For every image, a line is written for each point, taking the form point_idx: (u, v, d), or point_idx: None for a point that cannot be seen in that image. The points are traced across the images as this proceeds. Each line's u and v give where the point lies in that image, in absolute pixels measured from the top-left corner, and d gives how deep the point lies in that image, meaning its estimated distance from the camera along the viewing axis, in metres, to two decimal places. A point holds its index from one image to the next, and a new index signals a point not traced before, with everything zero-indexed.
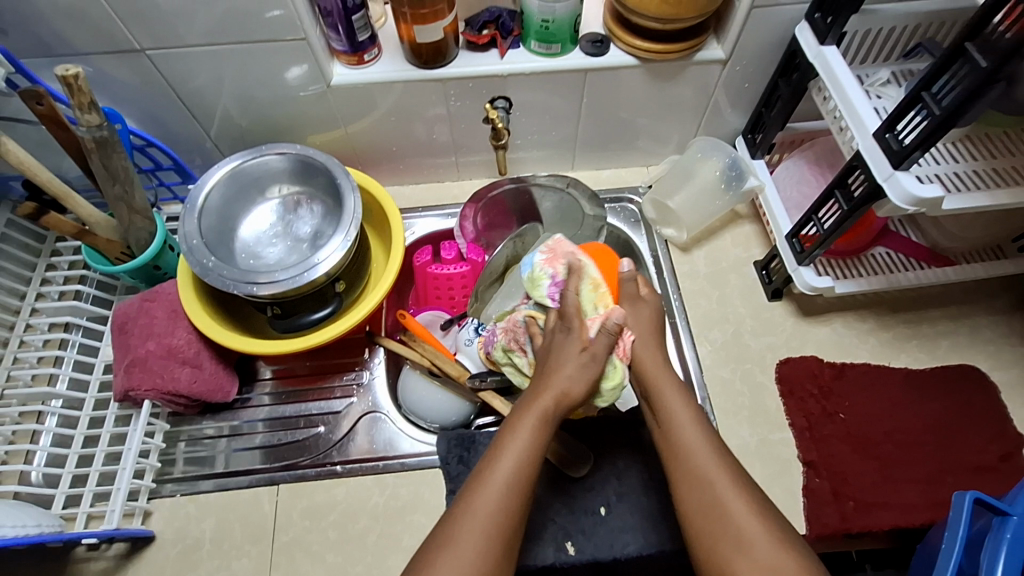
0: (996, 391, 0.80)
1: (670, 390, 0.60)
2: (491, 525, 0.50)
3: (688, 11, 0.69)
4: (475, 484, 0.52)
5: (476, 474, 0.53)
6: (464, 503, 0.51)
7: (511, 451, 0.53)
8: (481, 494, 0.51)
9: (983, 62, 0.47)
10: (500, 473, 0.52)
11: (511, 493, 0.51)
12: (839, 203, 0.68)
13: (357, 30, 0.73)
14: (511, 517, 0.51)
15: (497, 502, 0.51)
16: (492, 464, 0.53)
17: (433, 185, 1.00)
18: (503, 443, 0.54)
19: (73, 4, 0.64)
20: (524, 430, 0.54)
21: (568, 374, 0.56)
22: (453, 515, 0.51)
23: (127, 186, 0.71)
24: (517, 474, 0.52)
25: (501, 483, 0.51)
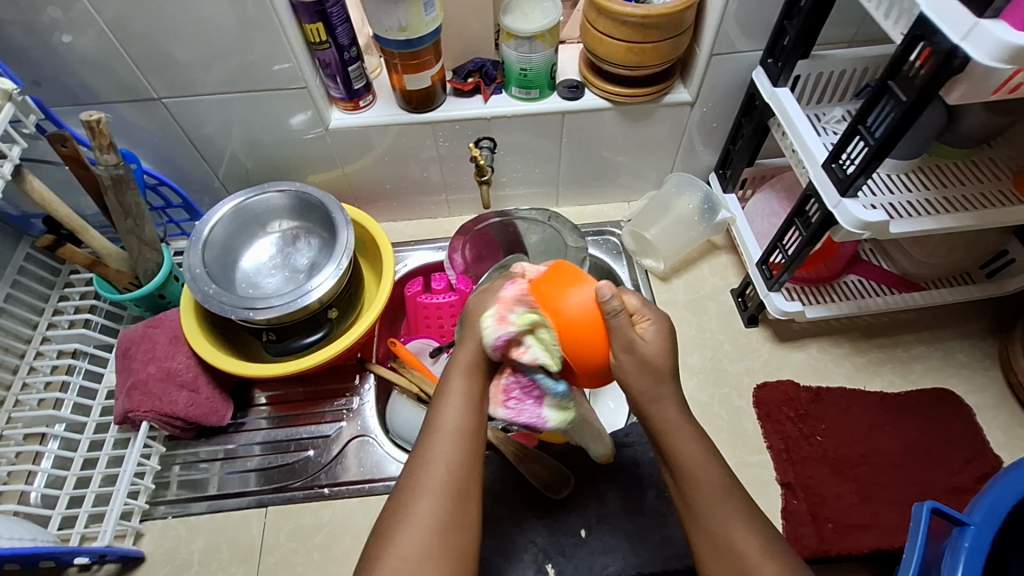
0: (971, 414, 0.82)
1: (666, 403, 0.57)
2: (447, 478, 0.54)
3: (653, 60, 0.76)
4: (425, 446, 0.56)
5: (423, 438, 0.57)
6: (416, 463, 0.55)
7: (452, 406, 0.58)
8: (433, 453, 0.55)
9: (904, 97, 0.51)
10: (446, 429, 0.56)
11: (462, 443, 0.56)
12: (799, 230, 0.73)
13: (353, 79, 0.81)
14: (463, 462, 0.55)
15: (448, 455, 0.55)
16: (437, 425, 0.57)
17: (426, 221, 1.06)
18: (443, 403, 0.58)
19: (101, 60, 0.72)
20: (460, 383, 0.59)
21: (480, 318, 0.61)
22: (410, 481, 0.54)
23: (138, 221, 0.76)
24: (461, 425, 0.57)
25: (450, 438, 0.56)
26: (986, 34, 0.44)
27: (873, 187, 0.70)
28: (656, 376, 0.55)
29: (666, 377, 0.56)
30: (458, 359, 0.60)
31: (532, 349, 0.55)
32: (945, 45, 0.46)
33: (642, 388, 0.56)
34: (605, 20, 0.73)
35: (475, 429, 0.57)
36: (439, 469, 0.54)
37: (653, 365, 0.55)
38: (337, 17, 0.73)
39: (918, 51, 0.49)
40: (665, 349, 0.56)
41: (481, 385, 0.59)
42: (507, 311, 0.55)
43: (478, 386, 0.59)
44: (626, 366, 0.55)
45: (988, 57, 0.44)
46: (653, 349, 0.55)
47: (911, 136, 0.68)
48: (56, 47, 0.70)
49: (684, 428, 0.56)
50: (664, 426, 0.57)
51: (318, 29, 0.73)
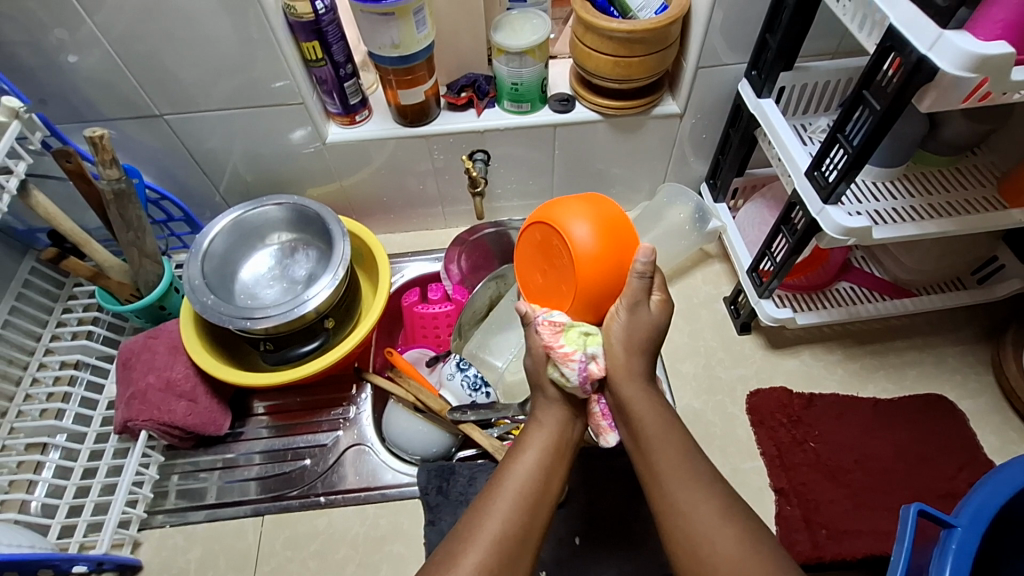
0: (965, 419, 0.83)
1: (636, 380, 0.57)
2: (505, 531, 0.51)
3: (641, 73, 0.78)
4: (490, 495, 0.54)
5: (490, 486, 0.55)
6: (476, 514, 0.52)
7: (522, 464, 0.56)
8: (497, 503, 0.53)
9: (878, 105, 0.54)
10: (512, 486, 0.54)
11: (525, 503, 0.53)
12: (786, 237, 0.75)
13: (349, 95, 0.83)
14: (526, 522, 0.52)
15: (513, 507, 0.52)
16: (507, 474, 0.55)
17: (423, 232, 1.08)
18: (518, 454, 0.57)
19: (105, 78, 0.74)
20: (538, 439, 0.58)
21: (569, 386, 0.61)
22: (468, 525, 0.52)
23: (140, 233, 0.78)
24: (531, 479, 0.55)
25: (517, 491, 0.53)
26: (950, 44, 0.46)
27: (859, 195, 0.71)
28: (631, 347, 0.57)
29: (644, 352, 0.58)
30: (538, 416, 0.60)
31: (599, 354, 0.58)
32: (913, 54, 0.49)
33: (618, 351, 0.57)
34: (593, 35, 0.75)
35: (540, 495, 0.54)
36: (501, 521, 0.51)
37: (636, 330, 0.58)
38: (333, 35, 0.75)
39: (890, 61, 0.52)
40: (659, 320, 0.59)
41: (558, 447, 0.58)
42: (558, 348, 0.58)
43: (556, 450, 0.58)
44: (618, 326, 0.58)
45: (953, 66, 0.47)
46: (642, 313, 0.58)
47: (894, 144, 0.69)
48: (62, 67, 0.72)
49: (648, 402, 0.57)
50: (629, 399, 0.57)
51: (314, 47, 0.76)
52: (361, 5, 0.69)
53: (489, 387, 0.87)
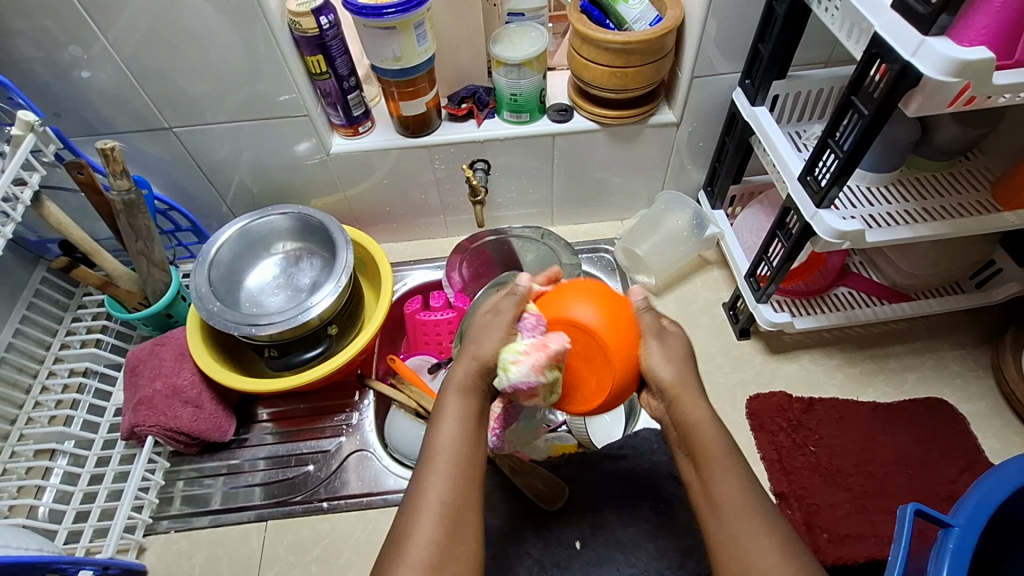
0: (966, 423, 0.83)
1: (696, 396, 0.57)
2: (444, 508, 0.49)
3: (637, 83, 0.79)
4: (422, 475, 0.51)
5: (420, 464, 0.53)
6: (415, 491, 0.51)
7: (449, 427, 0.54)
8: (430, 480, 0.51)
9: (866, 110, 0.55)
10: (443, 452, 0.52)
11: (459, 466, 0.52)
12: (782, 241, 0.76)
13: (352, 107, 0.85)
14: (461, 490, 0.51)
15: (445, 482, 0.51)
16: (433, 450, 0.52)
17: (425, 241, 1.10)
18: (440, 424, 0.54)
19: (117, 93, 0.77)
20: (455, 404, 0.55)
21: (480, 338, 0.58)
22: (405, 514, 0.50)
23: (148, 242, 0.80)
24: (459, 445, 0.53)
25: (443, 462, 0.52)
26: (932, 50, 0.48)
27: (852, 200, 0.72)
28: (681, 366, 0.58)
29: (690, 371, 0.58)
30: (453, 380, 0.56)
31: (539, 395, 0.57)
32: (897, 61, 0.50)
33: (671, 373, 0.57)
34: (589, 47, 0.77)
35: (472, 451, 0.53)
36: (437, 497, 0.50)
37: (675, 353, 0.59)
38: (336, 49, 0.78)
39: (876, 67, 0.53)
40: (682, 343, 0.60)
41: (477, 403, 0.56)
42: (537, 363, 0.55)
43: (473, 407, 0.55)
44: (654, 348, 0.59)
45: (936, 71, 0.48)
46: (671, 341, 0.60)
47: (886, 149, 0.71)
48: (75, 82, 0.75)
49: (713, 424, 0.55)
50: (691, 419, 0.56)
51: (319, 61, 0.78)
52: (363, 20, 0.71)
53: None
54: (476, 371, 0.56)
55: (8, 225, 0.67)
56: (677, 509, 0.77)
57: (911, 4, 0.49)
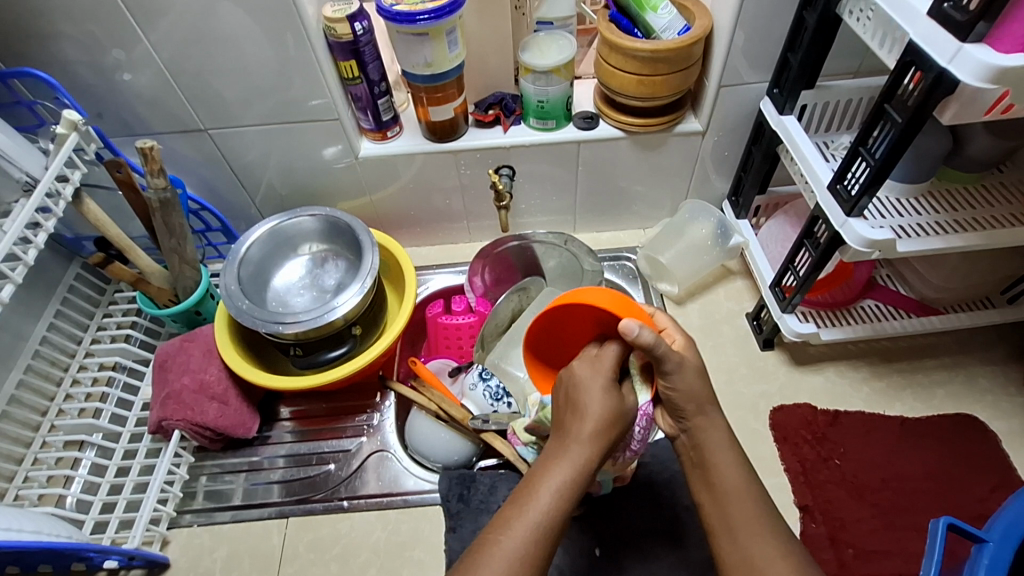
0: (997, 441, 0.81)
1: (714, 423, 0.58)
2: (515, 563, 0.48)
3: (664, 90, 0.80)
4: (504, 525, 0.50)
5: (507, 512, 0.51)
6: (492, 537, 0.50)
7: (548, 486, 0.51)
8: (510, 532, 0.49)
9: (899, 118, 0.55)
10: (535, 511, 0.50)
11: (542, 535, 0.50)
12: (809, 251, 0.75)
13: (382, 111, 0.87)
14: (534, 561, 0.49)
15: (524, 541, 0.49)
16: (527, 504, 0.51)
17: (447, 246, 1.11)
18: (540, 479, 0.52)
19: (155, 96, 0.79)
20: (561, 468, 0.52)
21: (597, 415, 0.54)
22: (479, 552, 0.49)
23: (181, 240, 0.82)
24: (552, 512, 0.51)
25: (532, 521, 0.50)
26: (969, 57, 0.48)
27: (882, 210, 0.71)
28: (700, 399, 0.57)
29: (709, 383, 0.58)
30: (569, 441, 0.53)
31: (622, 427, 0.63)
32: (934, 68, 0.50)
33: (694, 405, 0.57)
34: (617, 55, 0.78)
35: (558, 523, 0.51)
36: (513, 550, 0.48)
37: (695, 380, 0.57)
38: (369, 55, 0.80)
39: (910, 75, 0.53)
40: (696, 365, 0.57)
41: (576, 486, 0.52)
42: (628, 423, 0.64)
43: (581, 479, 0.52)
44: (676, 377, 0.56)
45: (973, 78, 0.48)
46: (689, 367, 0.56)
47: (915, 161, 0.70)
48: (117, 83, 0.77)
49: (730, 450, 0.58)
50: (709, 443, 0.58)
51: (352, 66, 0.80)
52: (397, 26, 0.73)
53: (511, 397, 0.85)
54: (595, 447, 0.53)
55: (50, 220, 0.69)
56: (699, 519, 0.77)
57: (948, 12, 0.49)
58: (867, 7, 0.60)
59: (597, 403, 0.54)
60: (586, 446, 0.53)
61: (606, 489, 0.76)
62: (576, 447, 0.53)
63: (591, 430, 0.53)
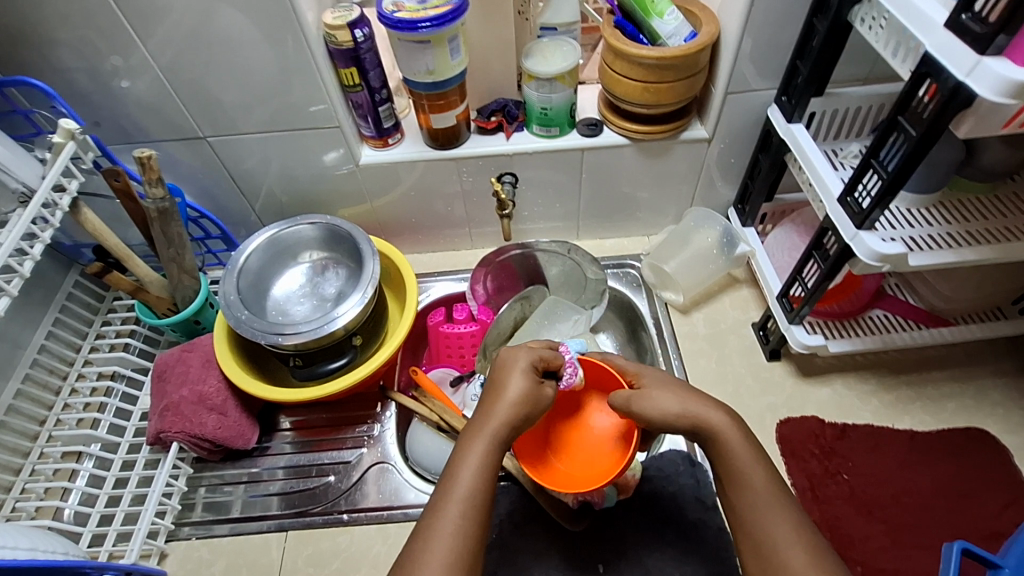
0: (1009, 457, 0.80)
1: (742, 444, 0.57)
2: (456, 542, 0.50)
3: (670, 98, 0.78)
4: (437, 510, 0.52)
5: (436, 499, 0.53)
6: (433, 515, 0.52)
7: (472, 461, 0.55)
8: (444, 520, 0.51)
9: (913, 131, 0.54)
10: (465, 486, 0.53)
11: (478, 506, 0.53)
12: (818, 262, 0.74)
13: (383, 119, 0.85)
14: (473, 531, 0.51)
15: (461, 517, 0.52)
16: (453, 484, 0.53)
17: (449, 253, 1.09)
18: (465, 456, 0.55)
19: (154, 103, 0.78)
20: (484, 436, 0.56)
21: (514, 400, 0.59)
22: (424, 530, 0.52)
23: (180, 250, 0.81)
24: (481, 486, 0.54)
25: (465, 497, 0.53)
26: (988, 71, 0.46)
27: (893, 221, 0.69)
28: (682, 395, 0.61)
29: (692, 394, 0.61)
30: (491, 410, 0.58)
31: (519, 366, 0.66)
32: (951, 82, 0.49)
33: (675, 408, 0.60)
34: (621, 62, 0.76)
35: (489, 494, 0.54)
36: (453, 522, 0.51)
37: (671, 398, 0.61)
38: (370, 62, 0.78)
39: (925, 87, 0.52)
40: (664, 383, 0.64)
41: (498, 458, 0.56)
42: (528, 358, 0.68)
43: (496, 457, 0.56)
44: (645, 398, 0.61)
45: (991, 92, 0.47)
46: (654, 391, 0.62)
47: (927, 171, 0.68)
48: (115, 90, 0.76)
49: (736, 430, 0.58)
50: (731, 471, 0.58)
51: (352, 73, 0.79)
52: (398, 33, 0.72)
53: None
54: (506, 421, 0.58)
55: (47, 230, 0.68)
56: (704, 535, 0.75)
57: (966, 23, 0.47)
58: (880, 16, 0.59)
59: (510, 394, 0.59)
60: (500, 422, 0.57)
61: (611, 502, 0.77)
62: (492, 419, 0.57)
63: (505, 407, 0.58)
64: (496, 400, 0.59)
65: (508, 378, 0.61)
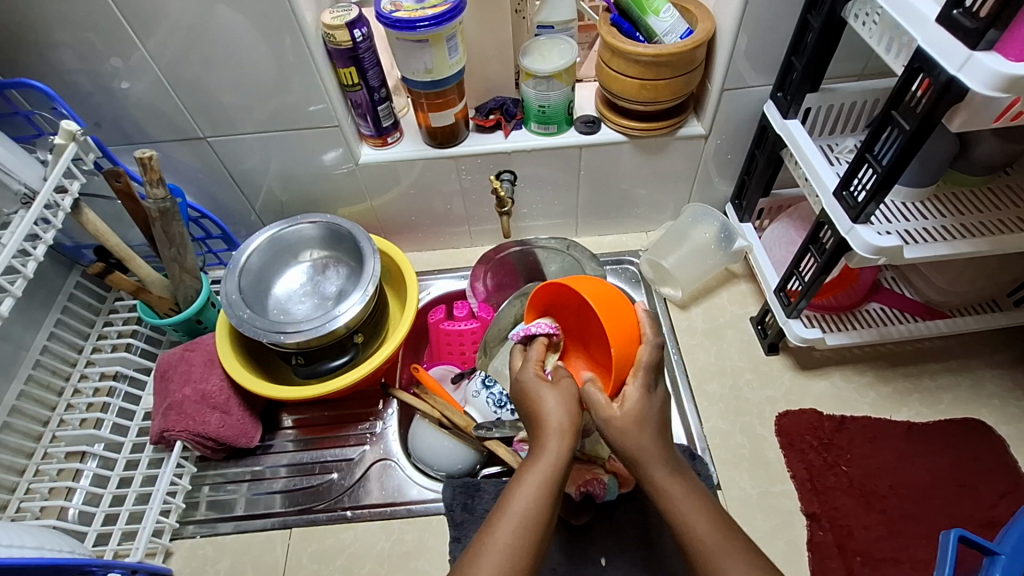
0: (1005, 447, 0.80)
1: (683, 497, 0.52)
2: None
3: (666, 95, 0.79)
4: (489, 529, 0.50)
5: (489, 523, 0.51)
6: (483, 542, 0.49)
7: (528, 488, 0.51)
8: (494, 543, 0.49)
9: (907, 125, 0.55)
10: (518, 513, 0.50)
11: (529, 538, 0.49)
12: (815, 256, 0.74)
13: (382, 118, 0.86)
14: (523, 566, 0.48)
15: (512, 548, 0.49)
16: (506, 509, 0.51)
17: (449, 251, 1.10)
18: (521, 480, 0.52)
19: (154, 104, 0.79)
20: (542, 460, 0.53)
21: (562, 416, 0.55)
22: (468, 559, 0.49)
23: (181, 250, 0.81)
24: (535, 516, 0.50)
25: (518, 527, 0.50)
26: (980, 65, 0.47)
27: (888, 215, 0.70)
28: (644, 439, 0.54)
29: (659, 436, 0.55)
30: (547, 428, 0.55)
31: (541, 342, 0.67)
32: (943, 77, 0.49)
33: (631, 448, 0.54)
34: (618, 59, 0.77)
35: (544, 525, 0.51)
36: (502, 552, 0.48)
37: (631, 436, 0.55)
38: (368, 61, 0.79)
39: (918, 82, 0.53)
40: (643, 415, 0.56)
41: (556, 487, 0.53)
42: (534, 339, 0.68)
43: (556, 482, 0.52)
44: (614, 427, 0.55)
45: (982, 86, 0.47)
46: (624, 420, 0.55)
47: (922, 164, 0.69)
48: (115, 92, 0.77)
49: (674, 480, 0.53)
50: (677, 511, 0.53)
51: (351, 72, 0.79)
52: (396, 32, 0.72)
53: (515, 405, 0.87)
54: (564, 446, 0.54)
55: (50, 231, 0.68)
56: None
57: (958, 18, 0.48)
58: (873, 11, 0.59)
59: (557, 413, 0.55)
60: (555, 444, 0.54)
61: (612, 495, 0.77)
62: (549, 441, 0.54)
63: (557, 429, 0.55)
64: (547, 417, 0.56)
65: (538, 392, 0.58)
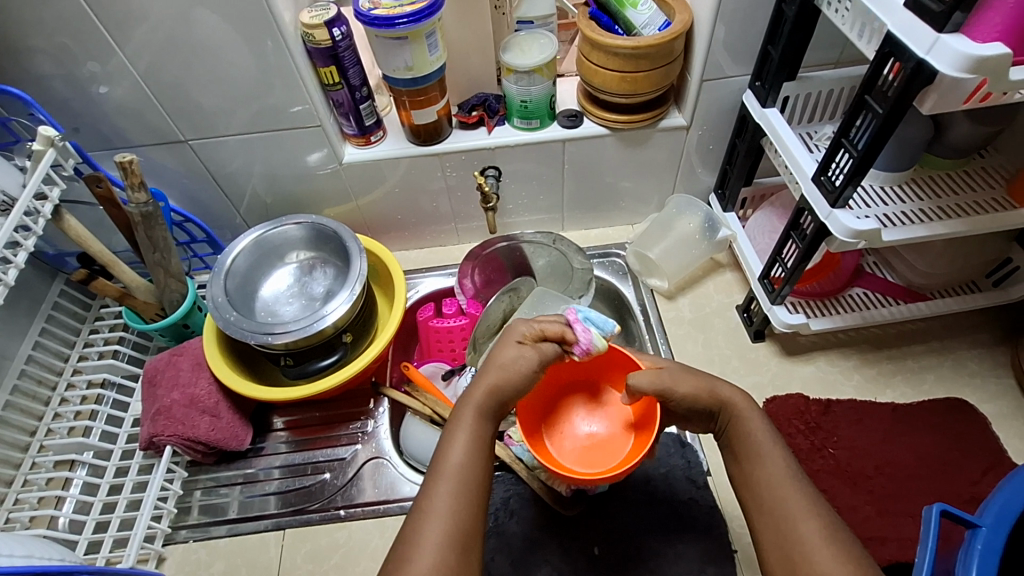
0: (987, 424, 0.82)
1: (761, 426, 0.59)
2: (448, 526, 0.51)
3: (647, 87, 0.80)
4: (427, 489, 0.54)
5: (428, 482, 0.55)
6: (424, 501, 0.53)
7: (459, 444, 0.56)
8: (433, 500, 0.53)
9: (880, 109, 0.56)
10: (454, 469, 0.54)
11: (466, 488, 0.54)
12: (796, 242, 0.75)
13: (364, 117, 0.86)
14: (463, 515, 0.52)
15: (451, 499, 0.53)
16: (443, 467, 0.55)
17: (436, 249, 1.10)
18: (452, 438, 0.57)
19: (134, 108, 0.78)
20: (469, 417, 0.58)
21: (500, 370, 0.60)
22: (413, 521, 0.53)
23: (165, 254, 0.81)
24: (469, 467, 0.55)
25: (454, 481, 0.54)
26: (948, 47, 0.48)
27: (867, 199, 0.71)
28: (700, 381, 0.62)
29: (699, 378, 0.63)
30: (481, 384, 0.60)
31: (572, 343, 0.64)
32: (913, 61, 0.50)
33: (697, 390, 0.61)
34: (599, 53, 0.78)
35: (478, 475, 0.55)
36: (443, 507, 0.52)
37: (689, 384, 0.62)
38: (349, 60, 0.79)
39: (889, 66, 0.54)
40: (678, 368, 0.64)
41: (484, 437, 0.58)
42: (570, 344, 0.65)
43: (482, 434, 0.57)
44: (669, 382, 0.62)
45: (951, 68, 0.48)
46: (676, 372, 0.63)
47: (898, 148, 0.70)
48: (94, 96, 0.76)
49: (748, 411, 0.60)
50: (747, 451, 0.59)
51: (331, 71, 0.79)
52: (376, 30, 0.72)
53: None
54: (490, 397, 0.59)
55: (30, 238, 0.67)
56: (696, 514, 0.77)
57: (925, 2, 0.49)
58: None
59: (495, 371, 0.61)
60: (482, 397, 0.59)
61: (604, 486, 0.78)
62: (474, 396, 0.59)
63: (490, 383, 0.60)
64: (483, 375, 0.61)
65: (500, 355, 0.62)
